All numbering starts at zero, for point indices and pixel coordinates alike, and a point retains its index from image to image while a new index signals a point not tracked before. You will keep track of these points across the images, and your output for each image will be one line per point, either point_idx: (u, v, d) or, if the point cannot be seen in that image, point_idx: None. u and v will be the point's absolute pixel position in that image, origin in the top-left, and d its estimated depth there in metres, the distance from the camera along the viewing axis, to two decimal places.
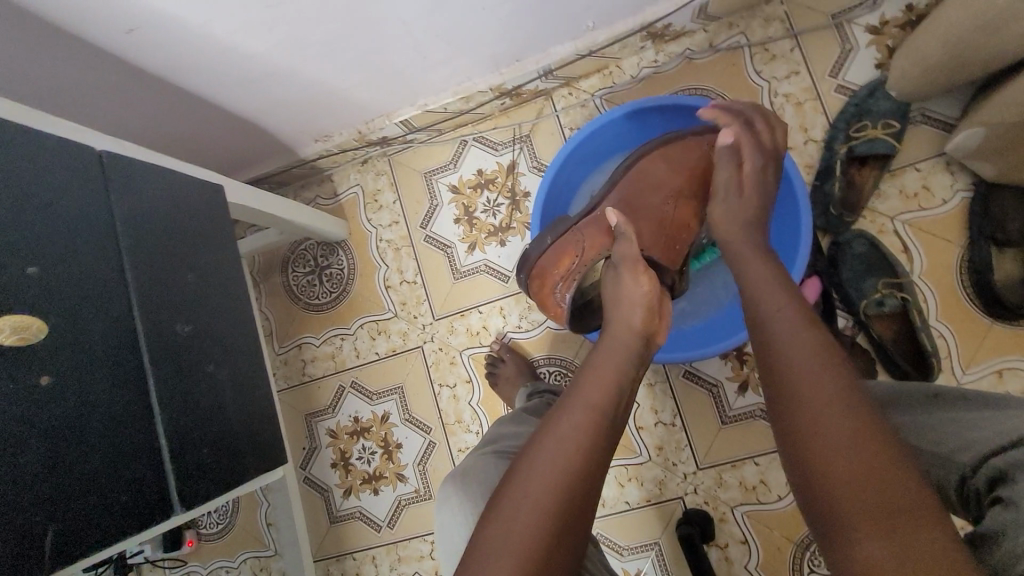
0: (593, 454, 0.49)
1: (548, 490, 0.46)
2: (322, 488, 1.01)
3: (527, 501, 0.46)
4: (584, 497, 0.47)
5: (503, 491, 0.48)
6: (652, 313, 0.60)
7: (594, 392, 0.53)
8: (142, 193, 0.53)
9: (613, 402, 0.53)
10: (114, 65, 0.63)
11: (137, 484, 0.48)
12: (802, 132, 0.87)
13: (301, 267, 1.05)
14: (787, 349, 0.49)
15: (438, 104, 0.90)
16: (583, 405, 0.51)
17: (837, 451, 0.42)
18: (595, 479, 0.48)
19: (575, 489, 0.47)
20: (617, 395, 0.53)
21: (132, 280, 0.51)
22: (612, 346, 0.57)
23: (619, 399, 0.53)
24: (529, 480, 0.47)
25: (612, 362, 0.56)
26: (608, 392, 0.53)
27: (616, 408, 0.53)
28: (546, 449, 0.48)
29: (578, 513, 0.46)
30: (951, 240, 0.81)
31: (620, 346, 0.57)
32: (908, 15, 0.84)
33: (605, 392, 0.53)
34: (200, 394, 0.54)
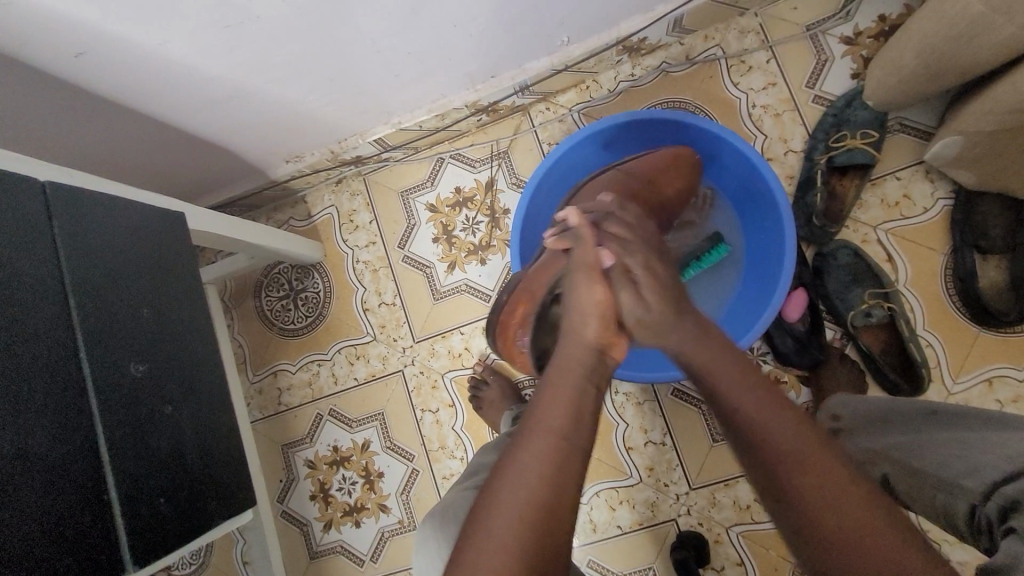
0: (558, 486, 0.46)
1: (508, 529, 0.43)
2: (301, 523, 0.96)
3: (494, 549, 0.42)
4: (553, 536, 0.44)
5: (463, 542, 0.44)
6: (607, 322, 0.55)
7: (550, 416, 0.49)
8: (91, 225, 0.50)
9: (576, 424, 0.49)
10: (66, 90, 0.59)
11: (83, 544, 0.44)
12: (782, 143, 0.86)
13: (275, 292, 1.01)
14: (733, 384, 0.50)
15: (412, 122, 0.87)
16: (545, 434, 0.48)
17: (818, 475, 0.43)
18: (563, 510, 0.45)
19: (541, 536, 0.44)
20: (575, 413, 0.50)
21: (80, 319, 0.47)
22: (565, 360, 0.54)
23: (581, 416, 0.50)
24: (489, 529, 0.44)
25: (570, 377, 0.52)
26: (566, 413, 0.49)
27: (578, 428, 0.49)
28: (507, 483, 0.46)
29: (550, 554, 0.44)
30: (934, 248, 0.80)
31: (576, 356, 0.53)
32: (881, 25, 0.84)
33: (564, 414, 0.49)
34: (157, 438, 0.50)
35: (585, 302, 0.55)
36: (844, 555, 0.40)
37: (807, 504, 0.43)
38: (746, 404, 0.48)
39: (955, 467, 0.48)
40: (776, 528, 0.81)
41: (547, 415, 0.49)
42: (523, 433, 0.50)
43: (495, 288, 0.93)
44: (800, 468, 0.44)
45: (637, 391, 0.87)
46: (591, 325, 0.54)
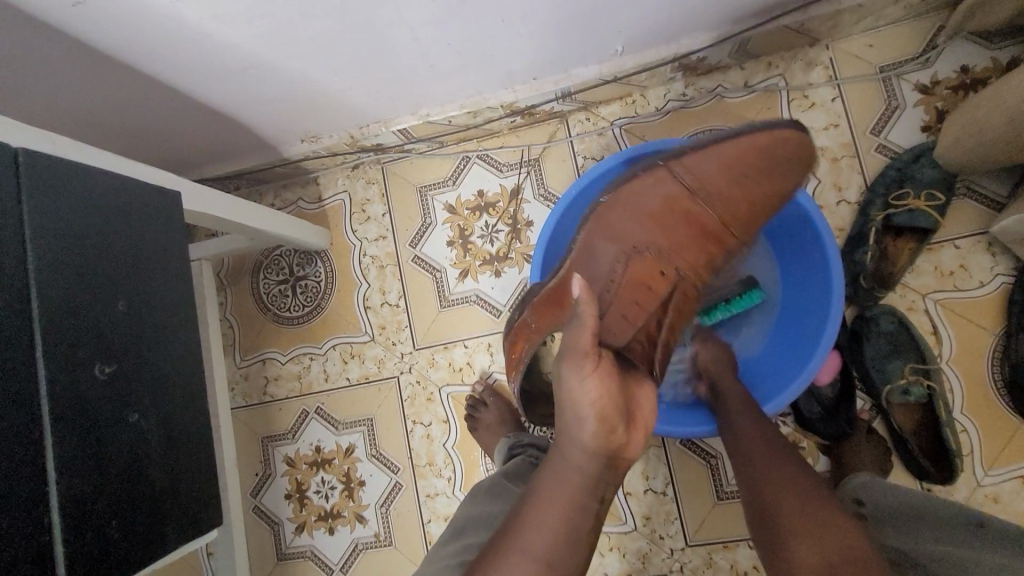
0: None
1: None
2: (272, 521, 0.92)
3: None
4: None
5: None
6: (608, 422, 0.47)
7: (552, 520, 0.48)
8: (68, 203, 0.44)
9: (564, 547, 0.48)
10: (64, 42, 0.53)
11: (18, 571, 0.39)
12: (835, 190, 0.80)
13: (274, 275, 0.95)
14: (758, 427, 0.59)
15: (442, 116, 0.81)
16: (530, 559, 0.47)
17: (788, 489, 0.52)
18: None
19: None
20: (567, 537, 0.48)
21: (41, 313, 0.41)
22: (559, 468, 0.50)
23: (570, 537, 0.49)
24: None
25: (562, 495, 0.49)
26: (564, 517, 0.48)
27: (567, 551, 0.48)
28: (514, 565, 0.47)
29: None
30: (985, 327, 0.74)
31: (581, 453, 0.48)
32: (963, 77, 0.77)
33: (561, 519, 0.49)
34: (117, 451, 0.45)
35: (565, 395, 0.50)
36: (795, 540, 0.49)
37: (787, 519, 0.50)
38: (750, 444, 0.58)
39: None
40: None
41: (547, 514, 0.49)
42: (511, 544, 0.49)
43: (507, 304, 0.87)
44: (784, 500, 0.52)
45: None
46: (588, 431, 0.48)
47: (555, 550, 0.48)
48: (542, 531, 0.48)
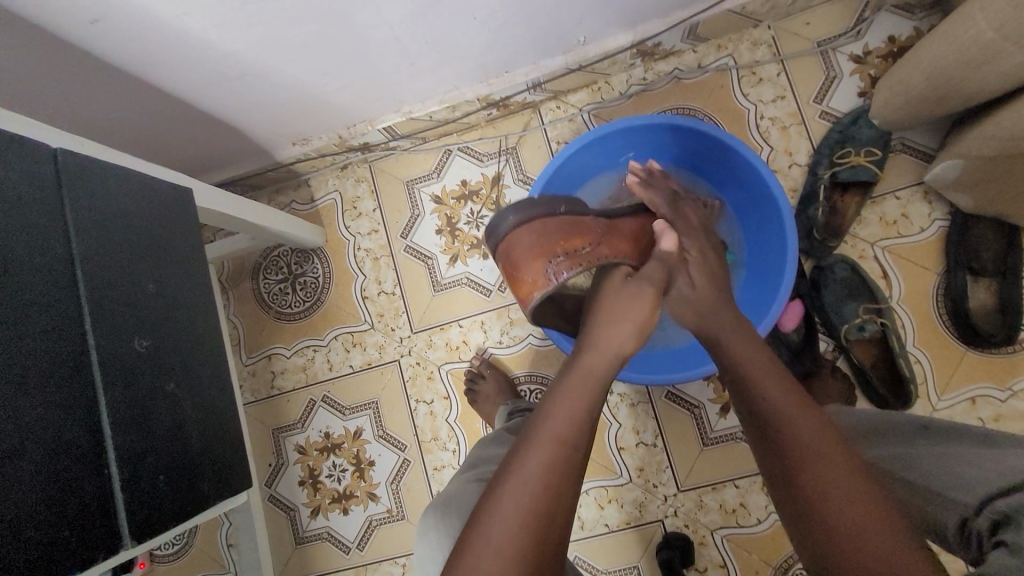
0: (558, 494, 0.47)
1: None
2: (288, 507, 0.96)
3: (494, 553, 0.44)
4: (550, 541, 0.46)
5: (461, 550, 0.45)
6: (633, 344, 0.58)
7: (542, 459, 0.47)
8: (100, 196, 0.49)
9: (580, 431, 0.50)
10: (80, 57, 0.58)
11: (81, 516, 0.44)
12: (787, 156, 0.88)
13: (273, 275, 1.00)
14: (786, 392, 0.52)
15: (423, 112, 0.87)
16: (548, 439, 0.49)
17: (823, 476, 0.46)
18: (557, 525, 0.46)
19: (536, 545, 0.44)
20: (584, 426, 0.51)
21: (86, 291, 0.47)
22: (580, 372, 0.54)
23: (585, 428, 0.50)
24: (489, 531, 0.45)
25: (579, 394, 0.52)
26: (555, 456, 0.48)
27: (580, 438, 0.50)
28: (505, 499, 0.46)
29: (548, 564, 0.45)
30: (928, 267, 0.82)
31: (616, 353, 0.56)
32: (890, 46, 0.85)
33: (553, 454, 0.48)
34: (159, 415, 0.50)
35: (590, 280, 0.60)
36: (841, 539, 0.44)
37: (818, 510, 0.45)
38: (776, 414, 0.51)
39: (941, 477, 0.50)
40: (760, 533, 0.82)
41: (539, 456, 0.47)
42: (530, 433, 0.50)
43: (496, 283, 0.93)
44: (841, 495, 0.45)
45: (632, 393, 0.88)
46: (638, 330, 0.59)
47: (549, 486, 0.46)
48: (532, 469, 0.47)
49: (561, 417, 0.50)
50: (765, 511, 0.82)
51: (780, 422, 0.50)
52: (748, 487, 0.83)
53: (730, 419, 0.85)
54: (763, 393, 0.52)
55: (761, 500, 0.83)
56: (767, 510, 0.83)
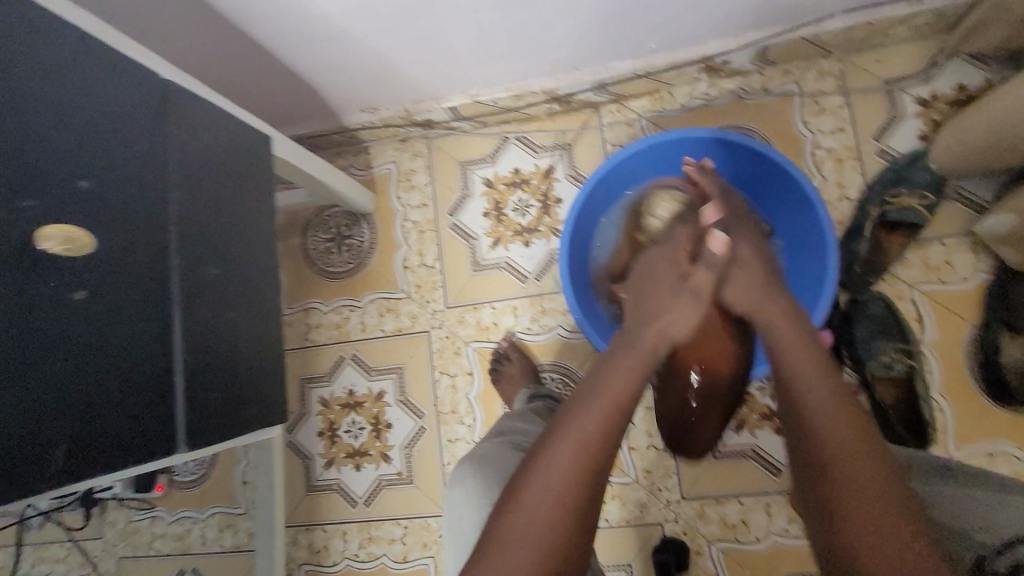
0: (603, 449, 0.51)
1: (541, 507, 0.47)
2: (304, 455, 1.00)
3: (547, 490, 0.48)
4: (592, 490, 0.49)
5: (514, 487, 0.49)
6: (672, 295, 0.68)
7: (554, 481, 0.48)
8: (198, 129, 0.53)
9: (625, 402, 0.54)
10: (192, 2, 0.63)
11: (144, 415, 0.48)
12: (838, 188, 0.89)
13: (322, 233, 1.05)
14: (814, 373, 0.56)
15: (490, 96, 0.91)
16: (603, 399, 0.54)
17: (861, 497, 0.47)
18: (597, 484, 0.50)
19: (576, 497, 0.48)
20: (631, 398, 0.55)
21: (175, 214, 0.51)
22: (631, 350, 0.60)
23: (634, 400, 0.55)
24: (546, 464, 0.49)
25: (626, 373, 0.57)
26: (565, 479, 0.48)
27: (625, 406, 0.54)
28: (559, 445, 0.50)
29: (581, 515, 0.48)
30: (964, 317, 0.83)
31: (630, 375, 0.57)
32: (958, 94, 0.86)
33: (565, 478, 0.48)
34: (221, 338, 0.54)
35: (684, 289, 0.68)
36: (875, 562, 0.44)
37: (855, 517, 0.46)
38: (806, 396, 0.54)
39: None
40: (756, 550, 0.84)
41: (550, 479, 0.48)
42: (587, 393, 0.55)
43: (534, 272, 0.96)
44: (864, 505, 0.46)
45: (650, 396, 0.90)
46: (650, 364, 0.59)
47: (560, 503, 0.47)
48: (560, 454, 0.49)
49: (572, 441, 0.50)
50: (765, 531, 0.84)
51: (812, 406, 0.53)
52: (752, 505, 0.85)
53: (743, 436, 0.86)
54: (802, 383, 0.55)
55: (762, 519, 0.84)
56: (767, 530, 0.84)
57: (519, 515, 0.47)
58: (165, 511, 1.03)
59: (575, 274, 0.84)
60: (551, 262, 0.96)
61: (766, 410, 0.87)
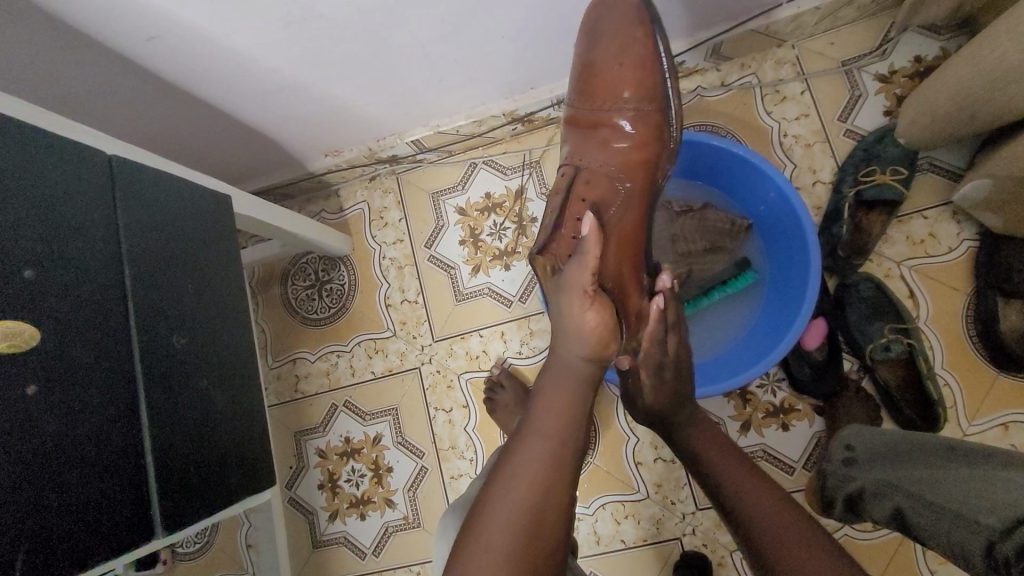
0: (548, 490, 0.50)
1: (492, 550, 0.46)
2: (307, 510, 0.97)
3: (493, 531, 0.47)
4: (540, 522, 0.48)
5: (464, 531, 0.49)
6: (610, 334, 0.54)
7: (497, 533, 0.47)
8: (147, 199, 0.52)
9: (569, 428, 0.53)
10: (132, 71, 0.62)
11: (117, 507, 0.45)
12: (811, 174, 0.88)
13: (301, 281, 1.03)
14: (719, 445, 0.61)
15: (451, 125, 0.90)
16: (540, 438, 0.52)
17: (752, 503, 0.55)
18: (546, 523, 0.48)
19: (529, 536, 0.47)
20: (574, 420, 0.53)
21: (131, 289, 0.49)
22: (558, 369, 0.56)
23: (575, 422, 0.53)
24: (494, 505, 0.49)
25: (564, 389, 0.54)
26: (509, 530, 0.47)
27: (573, 432, 0.53)
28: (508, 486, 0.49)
29: (541, 555, 0.47)
30: (956, 288, 0.81)
31: (566, 402, 0.54)
32: (917, 66, 0.86)
33: (511, 524, 0.47)
34: (192, 411, 0.51)
35: (582, 327, 0.52)
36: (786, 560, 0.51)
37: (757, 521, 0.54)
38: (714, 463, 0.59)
39: (973, 502, 0.49)
40: None
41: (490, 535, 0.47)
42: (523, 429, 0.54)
43: (517, 294, 0.94)
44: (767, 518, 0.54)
45: None
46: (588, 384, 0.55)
47: (510, 553, 0.46)
48: (506, 495, 0.49)
49: (507, 494, 0.49)
50: None
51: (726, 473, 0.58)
52: None
53: (750, 437, 0.84)
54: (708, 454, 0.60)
55: None
56: None
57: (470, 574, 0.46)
58: None
59: None
60: (534, 283, 0.94)
61: (770, 407, 0.84)
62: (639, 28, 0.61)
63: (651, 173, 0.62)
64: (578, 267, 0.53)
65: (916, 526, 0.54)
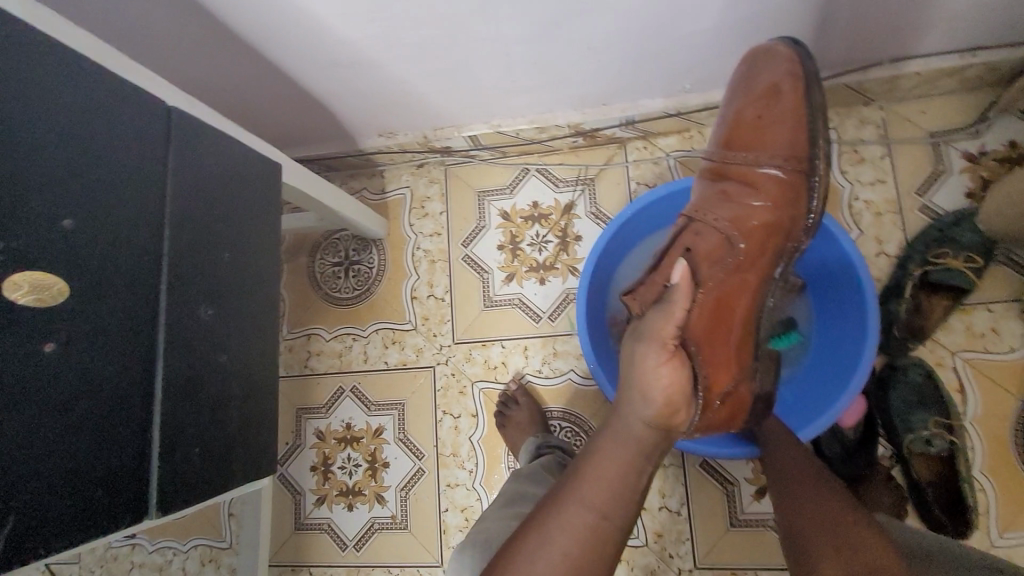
0: (586, 565, 0.45)
1: None
2: (295, 490, 0.95)
3: None
4: None
5: None
6: (676, 404, 0.50)
7: None
8: (199, 159, 0.49)
9: (616, 501, 0.48)
10: (205, 20, 0.60)
11: (115, 481, 0.43)
12: (876, 243, 0.84)
13: (329, 257, 1.01)
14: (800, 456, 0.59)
15: (512, 127, 0.87)
16: (581, 508, 0.47)
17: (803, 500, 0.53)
18: None
19: None
20: (620, 491, 0.49)
21: (167, 252, 0.46)
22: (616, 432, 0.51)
23: (622, 493, 0.49)
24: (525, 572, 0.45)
25: (614, 456, 0.50)
26: None
27: (618, 508, 0.48)
28: (542, 552, 0.45)
29: None
30: (1011, 391, 0.77)
31: (617, 472, 0.49)
32: (1009, 151, 0.81)
33: None
34: (207, 387, 0.49)
35: (652, 384, 0.50)
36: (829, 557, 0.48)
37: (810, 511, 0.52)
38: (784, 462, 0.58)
39: None
40: None
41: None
42: (560, 489, 0.49)
43: (548, 311, 0.91)
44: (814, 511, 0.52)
45: (665, 454, 0.84)
46: (643, 457, 0.50)
47: None
48: (540, 565, 0.45)
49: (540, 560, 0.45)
50: None
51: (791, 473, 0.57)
52: None
53: (764, 504, 0.80)
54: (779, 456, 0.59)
55: None
56: None
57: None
58: (146, 539, 0.98)
59: (592, 322, 0.78)
60: (567, 303, 0.91)
61: None
62: (790, 89, 0.54)
63: (775, 246, 0.54)
64: (661, 318, 0.51)
65: None
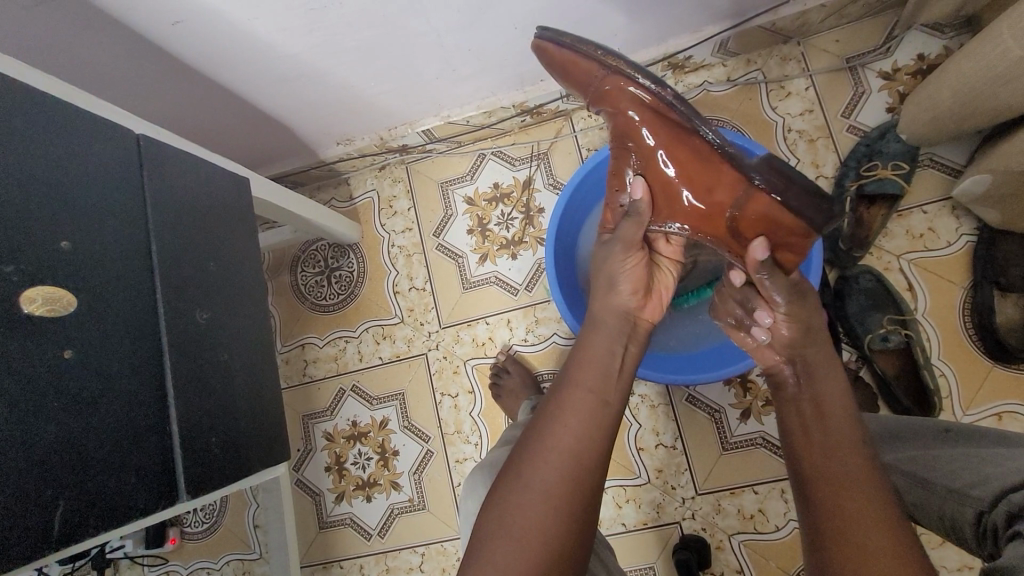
0: (591, 444, 0.53)
1: (536, 494, 0.50)
2: (314, 492, 0.99)
3: (539, 474, 0.51)
4: (582, 475, 0.51)
5: (504, 480, 0.52)
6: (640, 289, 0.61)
7: (540, 478, 0.50)
8: (173, 178, 0.54)
9: (607, 382, 0.56)
10: (154, 54, 0.64)
11: (145, 469, 0.47)
12: (814, 168, 0.90)
13: (311, 268, 1.05)
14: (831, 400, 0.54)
15: (461, 116, 0.91)
16: (580, 392, 0.55)
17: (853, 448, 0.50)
18: (587, 476, 0.51)
19: (571, 490, 0.51)
20: (609, 377, 0.57)
21: (158, 263, 0.51)
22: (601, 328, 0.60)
23: (614, 380, 0.57)
24: (538, 451, 0.52)
25: (601, 346, 0.58)
26: (551, 473, 0.51)
27: (612, 388, 0.56)
28: (552, 435, 0.53)
29: (579, 505, 0.51)
30: (954, 281, 0.83)
31: (600, 357, 0.58)
32: (919, 63, 0.87)
33: (554, 469, 0.51)
34: (213, 383, 0.53)
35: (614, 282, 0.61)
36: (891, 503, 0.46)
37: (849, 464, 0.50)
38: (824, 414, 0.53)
39: (964, 478, 0.51)
40: (779, 539, 0.83)
41: (528, 498, 0.50)
42: (560, 389, 0.57)
43: (524, 283, 0.96)
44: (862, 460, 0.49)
45: (653, 394, 0.89)
46: (626, 340, 0.59)
47: (547, 493, 0.50)
48: (551, 443, 0.52)
49: (551, 440, 0.52)
50: (784, 517, 0.83)
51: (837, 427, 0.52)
52: (767, 493, 0.84)
53: (750, 424, 0.86)
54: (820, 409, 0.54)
55: (780, 505, 0.83)
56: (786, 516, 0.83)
57: (511, 526, 0.49)
58: (180, 565, 1.02)
59: (567, 281, 0.83)
60: (540, 271, 0.96)
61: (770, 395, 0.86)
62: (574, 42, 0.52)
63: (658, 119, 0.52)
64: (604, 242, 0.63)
65: (910, 502, 0.55)
